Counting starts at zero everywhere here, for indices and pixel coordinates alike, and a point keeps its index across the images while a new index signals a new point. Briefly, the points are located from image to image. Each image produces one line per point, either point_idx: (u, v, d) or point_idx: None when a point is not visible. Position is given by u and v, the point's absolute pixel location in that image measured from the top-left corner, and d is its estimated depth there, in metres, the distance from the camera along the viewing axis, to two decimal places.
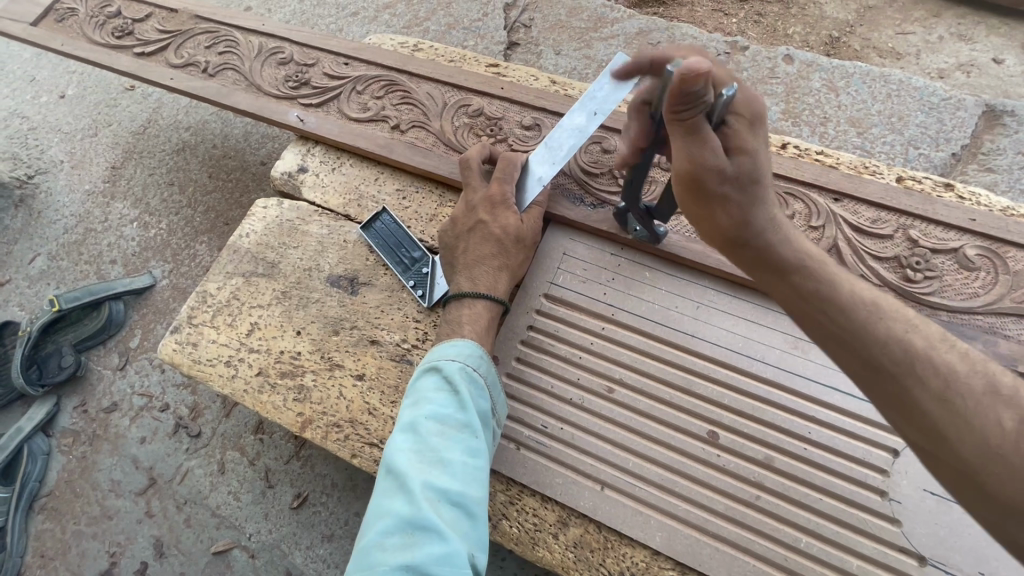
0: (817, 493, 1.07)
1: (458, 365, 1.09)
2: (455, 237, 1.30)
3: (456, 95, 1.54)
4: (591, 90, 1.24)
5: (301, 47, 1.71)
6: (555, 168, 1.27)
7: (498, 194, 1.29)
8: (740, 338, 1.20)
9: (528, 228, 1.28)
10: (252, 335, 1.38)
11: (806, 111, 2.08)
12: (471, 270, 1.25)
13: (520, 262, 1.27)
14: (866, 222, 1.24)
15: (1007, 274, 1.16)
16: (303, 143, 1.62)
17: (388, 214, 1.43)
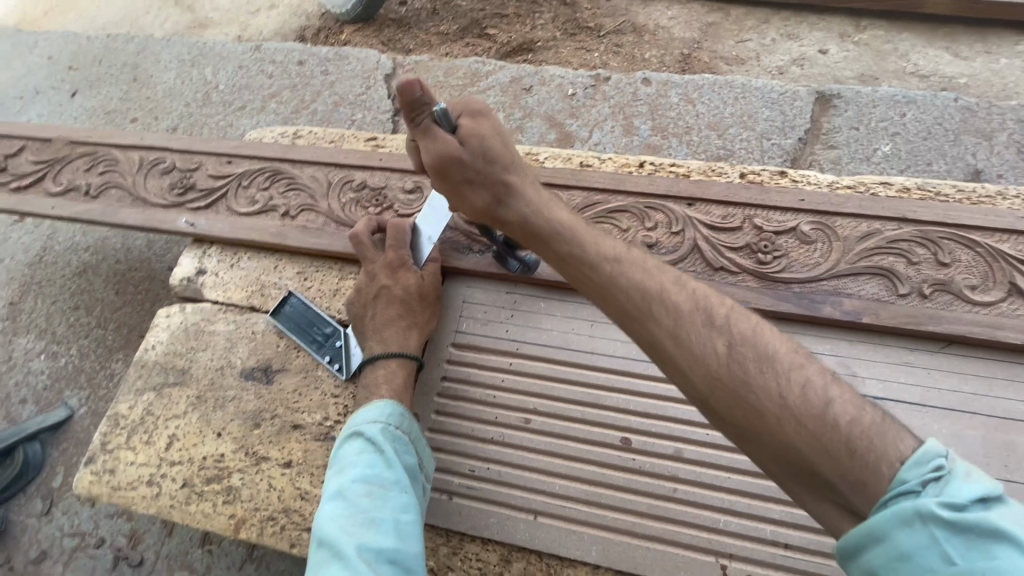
0: (725, 472, 1.17)
1: (375, 425, 1.13)
2: (361, 306, 1.35)
3: (339, 173, 1.63)
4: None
5: (182, 153, 1.75)
6: (440, 225, 1.39)
7: (394, 259, 1.36)
8: (634, 345, 1.30)
9: (429, 283, 1.36)
10: (171, 448, 1.36)
11: (671, 124, 2.30)
12: (380, 334, 1.30)
13: (427, 318, 1.34)
14: (718, 220, 1.39)
15: (838, 241, 1.33)
16: (197, 246, 1.64)
17: (297, 296, 1.48)
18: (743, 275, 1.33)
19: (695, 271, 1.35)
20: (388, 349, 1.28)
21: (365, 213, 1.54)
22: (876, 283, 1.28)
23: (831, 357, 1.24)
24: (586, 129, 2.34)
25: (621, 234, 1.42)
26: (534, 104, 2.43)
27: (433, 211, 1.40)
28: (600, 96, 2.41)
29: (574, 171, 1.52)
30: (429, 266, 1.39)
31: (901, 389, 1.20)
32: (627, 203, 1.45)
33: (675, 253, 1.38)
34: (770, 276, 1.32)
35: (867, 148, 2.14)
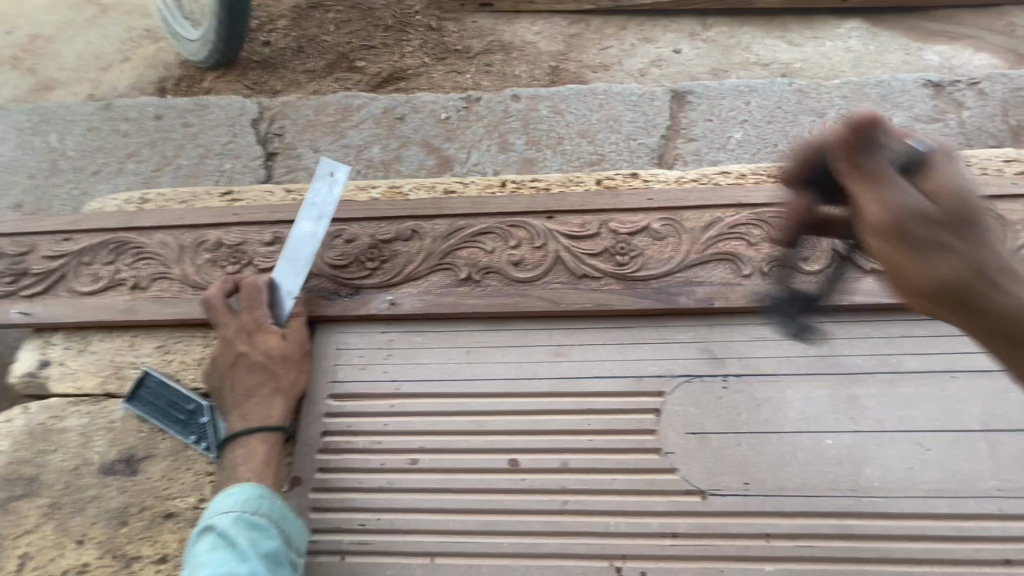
0: (610, 474, 1.20)
1: (228, 515, 1.09)
2: (220, 375, 1.30)
3: (192, 234, 1.53)
4: (311, 199, 1.41)
5: (9, 236, 1.59)
6: (301, 277, 1.34)
7: (250, 322, 1.31)
8: (512, 365, 1.32)
9: (290, 343, 1.31)
10: (23, 569, 1.22)
11: (543, 136, 2.38)
12: (241, 406, 1.26)
13: (293, 381, 1.29)
14: (576, 229, 1.44)
15: (686, 234, 1.41)
16: (39, 335, 1.49)
17: (155, 375, 1.37)
18: (605, 279, 1.38)
19: (561, 282, 1.39)
20: (248, 422, 1.24)
21: (223, 273, 1.47)
22: (723, 268, 1.37)
23: (693, 345, 1.31)
24: (463, 150, 2.37)
25: (486, 256, 1.43)
26: (410, 132, 2.42)
27: (293, 266, 1.35)
28: (472, 116, 2.44)
29: (435, 200, 1.52)
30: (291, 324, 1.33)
31: (757, 363, 1.28)
32: (490, 225, 1.47)
33: (541, 267, 1.40)
34: (628, 277, 1.37)
35: (720, 137, 2.31)
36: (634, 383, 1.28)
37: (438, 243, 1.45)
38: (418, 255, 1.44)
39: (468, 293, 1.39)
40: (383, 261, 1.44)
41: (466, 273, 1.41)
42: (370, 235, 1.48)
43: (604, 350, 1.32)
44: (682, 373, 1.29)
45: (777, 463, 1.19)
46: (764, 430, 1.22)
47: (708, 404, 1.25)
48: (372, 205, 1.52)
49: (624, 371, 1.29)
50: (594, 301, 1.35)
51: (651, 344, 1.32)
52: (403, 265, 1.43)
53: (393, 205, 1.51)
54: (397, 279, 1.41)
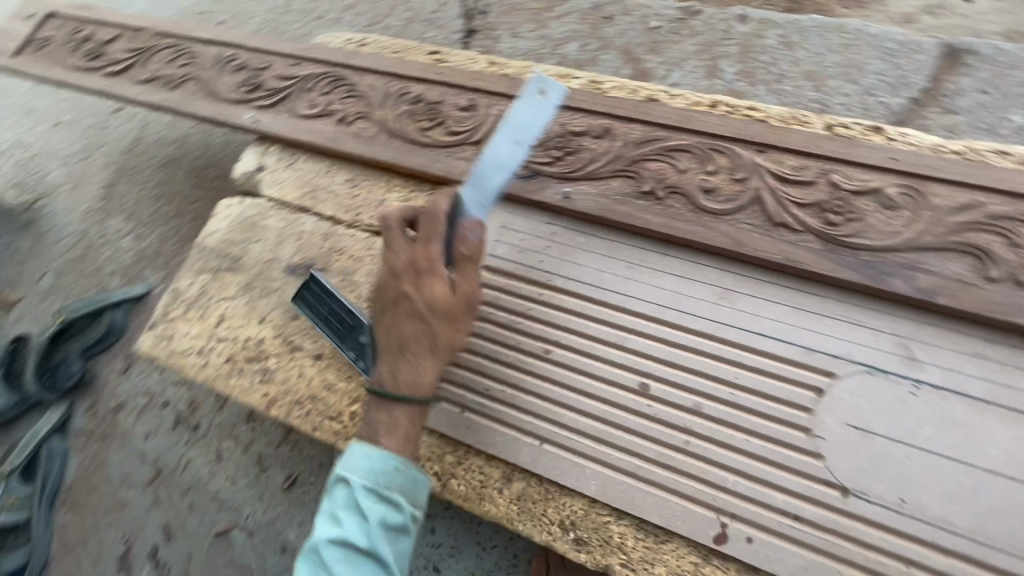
0: (743, 433, 1.12)
1: (363, 479, 1.06)
2: (382, 310, 1.21)
3: (398, 84, 1.60)
4: (513, 114, 1.26)
5: (254, 51, 1.79)
6: (489, 205, 1.24)
7: (420, 261, 1.15)
8: (670, 293, 1.24)
9: (457, 300, 1.15)
10: (220, 325, 1.48)
11: (762, 70, 2.08)
12: (394, 359, 1.17)
13: (448, 341, 1.16)
14: (789, 171, 1.26)
15: (929, 211, 1.16)
16: (261, 144, 1.72)
17: (320, 279, 1.41)
18: (806, 235, 1.21)
19: (753, 223, 1.24)
20: (396, 378, 1.15)
21: (418, 126, 1.53)
22: (963, 263, 1.12)
23: (889, 336, 1.12)
24: (665, 67, 2.17)
25: (676, 174, 1.31)
26: (613, 35, 2.26)
27: (480, 190, 1.21)
28: (686, 31, 2.19)
29: (637, 103, 1.40)
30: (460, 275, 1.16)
31: (966, 382, 1.06)
32: (690, 143, 1.33)
33: (734, 202, 1.26)
34: (836, 240, 1.18)
35: (991, 117, 1.85)
36: (802, 355, 1.14)
37: (628, 149, 1.36)
38: (604, 155, 1.37)
39: (645, 208, 1.30)
40: (567, 153, 1.40)
41: (650, 186, 1.32)
42: (561, 124, 1.43)
43: (777, 309, 1.18)
44: (865, 362, 1.12)
45: (949, 494, 1.02)
46: (945, 455, 1.04)
47: (884, 404, 1.09)
48: (570, 93, 1.45)
49: (794, 338, 1.15)
50: (786, 254, 1.19)
51: (836, 320, 1.15)
52: (586, 162, 1.37)
53: (592, 98, 1.44)
54: (576, 174, 1.37)
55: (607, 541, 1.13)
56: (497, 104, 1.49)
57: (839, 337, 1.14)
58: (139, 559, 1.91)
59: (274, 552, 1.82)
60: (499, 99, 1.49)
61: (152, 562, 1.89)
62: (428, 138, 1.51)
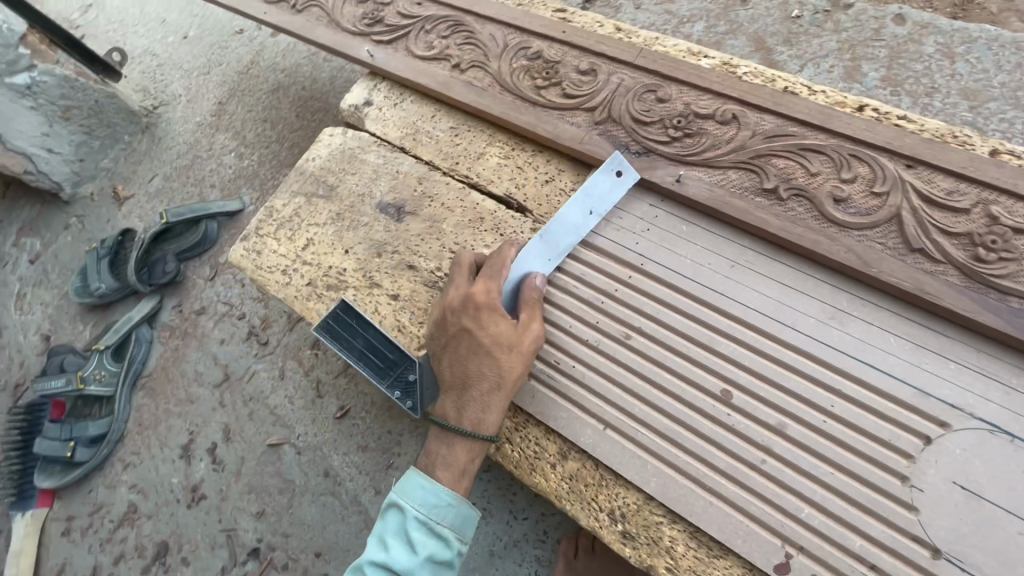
0: (828, 465, 1.03)
1: (417, 509, 1.11)
2: (441, 347, 1.21)
3: (518, 37, 1.56)
4: (589, 185, 1.29)
5: None
6: (552, 263, 1.28)
7: (481, 299, 1.18)
8: (773, 302, 1.15)
9: (524, 337, 1.18)
10: (307, 250, 1.53)
11: (911, 79, 1.85)
12: (458, 396, 1.17)
13: (512, 378, 1.16)
14: (940, 193, 1.12)
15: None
16: (372, 79, 1.73)
17: (349, 307, 1.29)
18: (946, 267, 1.08)
19: (884, 243, 1.12)
20: (458, 416, 1.16)
21: (532, 83, 1.49)
22: None
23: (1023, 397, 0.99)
24: (798, 61, 1.98)
25: (805, 175, 1.20)
26: (746, 19, 2.09)
27: (547, 249, 1.27)
28: (829, 25, 1.99)
29: (774, 91, 1.29)
30: (524, 316, 1.20)
31: None
32: (827, 144, 1.21)
33: (866, 217, 1.14)
34: (982, 278, 1.05)
35: None
36: (914, 396, 1.03)
37: (756, 140, 1.26)
38: (727, 142, 1.28)
39: (762, 206, 1.20)
40: (686, 134, 1.31)
41: (773, 184, 1.22)
42: (684, 103, 1.34)
43: (894, 342, 1.07)
44: (987, 419, 0.99)
45: None
46: None
47: (1004, 470, 0.96)
48: (702, 72, 1.36)
49: (908, 376, 1.04)
50: (917, 284, 1.07)
51: (961, 366, 1.03)
52: (706, 147, 1.29)
53: (724, 80, 1.33)
54: (692, 158, 1.29)
55: (656, 541, 1.09)
56: (619, 73, 1.42)
57: (962, 386, 1.02)
58: (199, 451, 2.06)
59: (318, 474, 1.91)
60: (623, 68, 1.43)
61: (209, 457, 2.04)
62: (541, 97, 1.46)
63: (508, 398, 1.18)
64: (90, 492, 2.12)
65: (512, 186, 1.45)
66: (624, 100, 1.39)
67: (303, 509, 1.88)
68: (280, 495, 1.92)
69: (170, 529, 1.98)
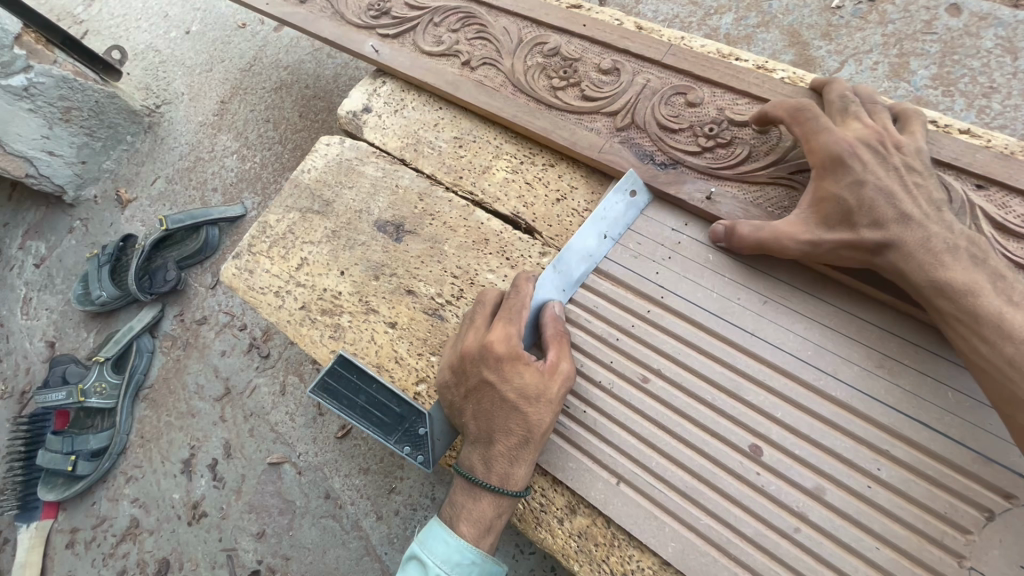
0: (872, 539, 0.90)
1: (438, 566, 1.04)
2: (462, 398, 1.10)
3: (533, 32, 1.45)
4: (602, 208, 1.18)
5: None
6: (566, 295, 1.17)
7: (500, 348, 1.05)
8: (812, 345, 1.02)
9: (552, 385, 1.04)
10: (300, 270, 1.43)
11: (966, 78, 1.67)
12: (484, 448, 1.07)
13: (541, 430, 1.03)
14: (1016, 221, 0.99)
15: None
16: (372, 83, 1.62)
17: (348, 361, 1.17)
18: None
19: None
20: (485, 471, 1.07)
21: (548, 82, 1.37)
22: None
23: None
24: (837, 57, 1.80)
25: None
26: (779, 9, 1.91)
27: (562, 278, 1.15)
28: (874, 16, 1.80)
29: (819, 95, 1.15)
30: (551, 355, 1.06)
31: None
32: None
33: None
34: None
35: None
36: (977, 463, 0.88)
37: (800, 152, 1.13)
38: (766, 152, 1.14)
39: None
40: (720, 143, 1.18)
41: None
42: (718, 108, 1.22)
43: (952, 397, 0.93)
44: None
45: None
46: None
47: None
48: (737, 73, 1.23)
49: (968, 439, 0.90)
50: None
51: None
52: (742, 159, 1.15)
53: (762, 82, 1.20)
54: (726, 172, 1.16)
55: None
56: (646, 73, 1.31)
57: None
58: (200, 467, 2.01)
59: (318, 496, 1.85)
60: (649, 67, 1.31)
61: (209, 474, 1.99)
62: (559, 100, 1.34)
63: (538, 449, 1.06)
64: (95, 505, 2.10)
65: (520, 204, 1.33)
66: (649, 106, 1.26)
67: (303, 531, 1.82)
68: (281, 516, 1.86)
69: (172, 546, 1.94)
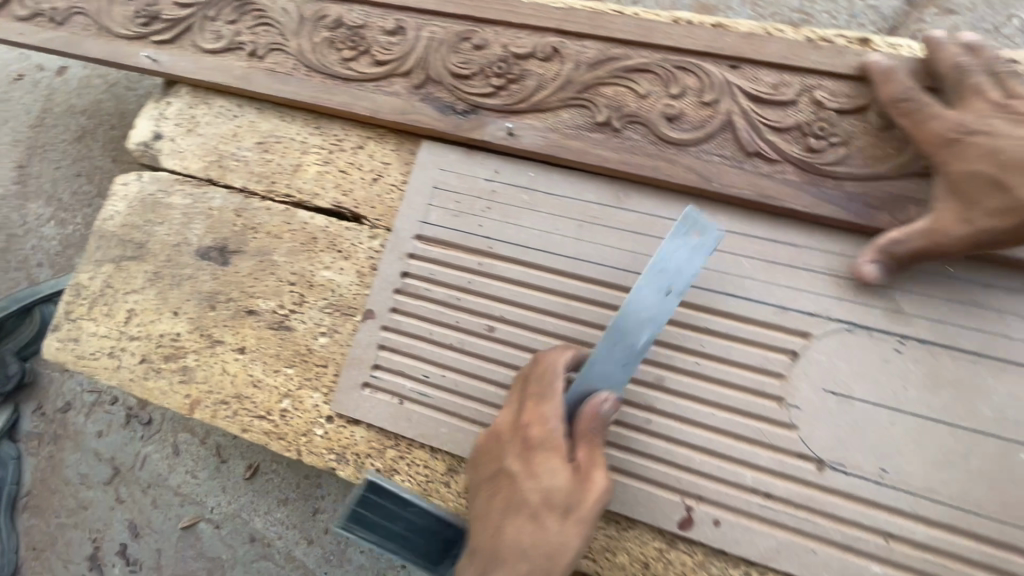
0: (710, 408, 1.00)
1: None
2: (477, 488, 0.98)
3: (312, 6, 1.37)
4: (659, 254, 0.93)
5: None
6: (630, 366, 0.95)
7: (534, 432, 0.93)
8: (627, 254, 1.08)
9: (575, 498, 0.87)
10: (131, 323, 1.32)
11: None
12: (479, 574, 0.90)
13: (558, 557, 0.86)
14: (768, 90, 1.06)
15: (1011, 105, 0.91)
16: (157, 105, 1.47)
17: None
18: (783, 165, 1.03)
19: (724, 155, 1.05)
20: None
21: (338, 56, 1.32)
22: None
23: (874, 288, 0.98)
24: None
25: (636, 100, 1.11)
26: None
27: (621, 352, 0.95)
28: None
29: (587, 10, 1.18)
30: (582, 456, 0.90)
31: (956, 333, 0.94)
32: (651, 61, 1.12)
33: (701, 129, 1.07)
34: (817, 169, 1.01)
35: None
36: (776, 314, 1.00)
37: (580, 72, 1.15)
38: (553, 80, 1.16)
39: (598, 141, 1.11)
40: (510, 81, 1.19)
41: (605, 116, 1.12)
42: (501, 45, 1.21)
43: (749, 265, 1.03)
44: (846, 319, 0.98)
45: (937, 460, 0.91)
46: (932, 416, 0.92)
47: (867, 365, 0.96)
48: (513, 6, 1.22)
49: (766, 296, 1.01)
50: (758, 189, 1.02)
51: (813, 272, 1.00)
52: (532, 92, 1.17)
53: (537, 11, 1.20)
54: (520, 106, 1.17)
55: None
56: (430, 26, 1.28)
57: (817, 292, 0.99)
58: (108, 557, 1.85)
59: (243, 542, 1.76)
60: (432, 19, 1.28)
61: (121, 560, 1.84)
62: (352, 71, 1.30)
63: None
64: None
65: (339, 194, 1.28)
66: (438, 57, 1.24)
67: None
68: None
69: None
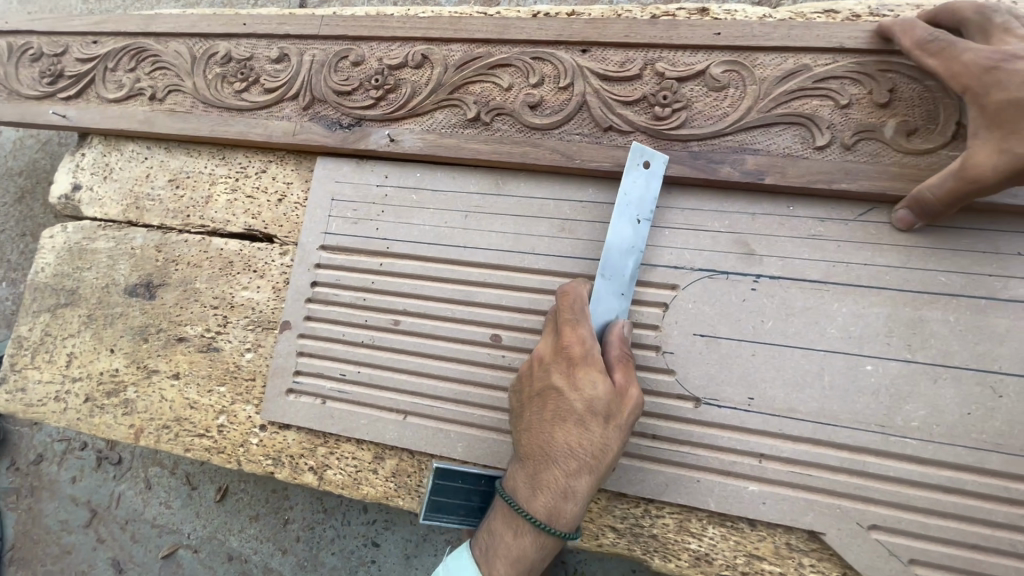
0: None
1: None
2: (521, 410, 0.99)
3: (203, 45, 1.46)
4: (622, 192, 1.05)
5: (46, 35, 1.58)
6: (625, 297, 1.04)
7: (575, 350, 0.96)
8: (510, 236, 1.16)
9: (617, 405, 0.92)
10: (71, 365, 1.39)
11: None
12: (531, 478, 0.92)
13: (604, 456, 0.91)
14: (614, 68, 1.15)
15: (913, 32, 0.97)
16: (73, 158, 1.55)
17: None
18: (635, 135, 1.12)
19: (582, 133, 1.15)
20: (533, 495, 0.91)
21: (232, 89, 1.40)
22: (791, 134, 1.06)
23: (727, 236, 1.07)
24: None
25: (501, 94, 1.21)
26: None
27: (615, 283, 1.04)
28: None
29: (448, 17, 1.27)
30: (617, 375, 0.95)
31: (802, 266, 1.03)
32: (510, 55, 1.21)
33: (561, 113, 1.17)
34: (664, 134, 1.10)
35: None
36: (645, 272, 1.09)
37: (448, 73, 1.25)
38: (426, 84, 1.26)
39: (472, 136, 1.21)
40: (387, 90, 1.28)
41: (475, 112, 1.21)
42: (377, 59, 1.31)
43: None
44: (706, 267, 1.07)
45: (795, 382, 1.01)
46: (787, 342, 1.02)
47: (728, 307, 1.05)
48: (383, 21, 1.31)
49: None
50: (614, 160, 1.11)
51: (673, 229, 1.09)
52: (408, 97, 1.26)
53: (404, 22, 1.30)
54: (399, 113, 1.26)
55: None
56: (311, 50, 1.37)
57: (678, 246, 1.09)
58: None
59: (221, 562, 1.83)
60: (312, 43, 1.37)
61: None
62: (245, 101, 1.38)
63: (599, 480, 0.92)
64: None
65: (249, 217, 1.36)
66: (321, 77, 1.33)
67: None
68: None
69: None
